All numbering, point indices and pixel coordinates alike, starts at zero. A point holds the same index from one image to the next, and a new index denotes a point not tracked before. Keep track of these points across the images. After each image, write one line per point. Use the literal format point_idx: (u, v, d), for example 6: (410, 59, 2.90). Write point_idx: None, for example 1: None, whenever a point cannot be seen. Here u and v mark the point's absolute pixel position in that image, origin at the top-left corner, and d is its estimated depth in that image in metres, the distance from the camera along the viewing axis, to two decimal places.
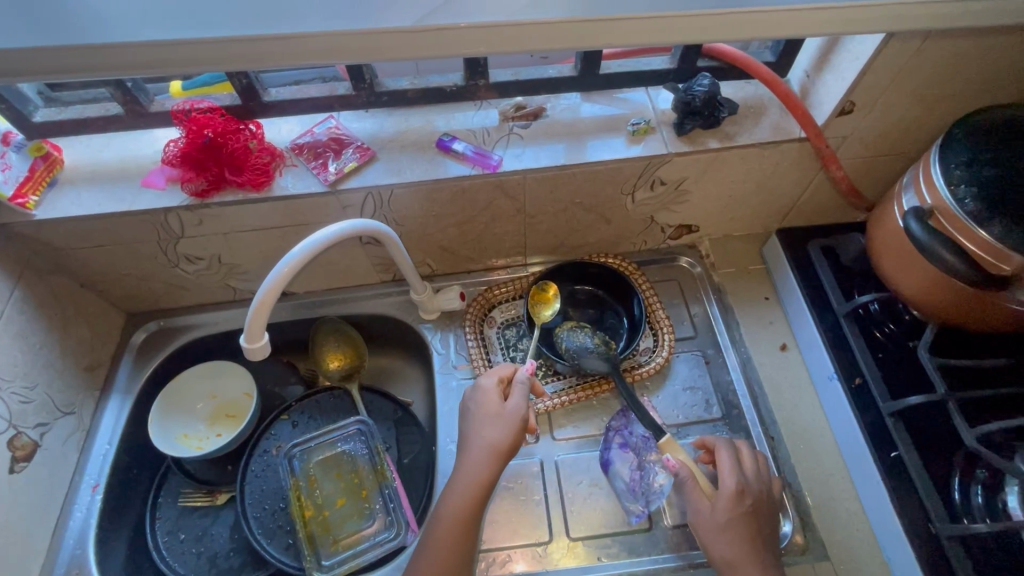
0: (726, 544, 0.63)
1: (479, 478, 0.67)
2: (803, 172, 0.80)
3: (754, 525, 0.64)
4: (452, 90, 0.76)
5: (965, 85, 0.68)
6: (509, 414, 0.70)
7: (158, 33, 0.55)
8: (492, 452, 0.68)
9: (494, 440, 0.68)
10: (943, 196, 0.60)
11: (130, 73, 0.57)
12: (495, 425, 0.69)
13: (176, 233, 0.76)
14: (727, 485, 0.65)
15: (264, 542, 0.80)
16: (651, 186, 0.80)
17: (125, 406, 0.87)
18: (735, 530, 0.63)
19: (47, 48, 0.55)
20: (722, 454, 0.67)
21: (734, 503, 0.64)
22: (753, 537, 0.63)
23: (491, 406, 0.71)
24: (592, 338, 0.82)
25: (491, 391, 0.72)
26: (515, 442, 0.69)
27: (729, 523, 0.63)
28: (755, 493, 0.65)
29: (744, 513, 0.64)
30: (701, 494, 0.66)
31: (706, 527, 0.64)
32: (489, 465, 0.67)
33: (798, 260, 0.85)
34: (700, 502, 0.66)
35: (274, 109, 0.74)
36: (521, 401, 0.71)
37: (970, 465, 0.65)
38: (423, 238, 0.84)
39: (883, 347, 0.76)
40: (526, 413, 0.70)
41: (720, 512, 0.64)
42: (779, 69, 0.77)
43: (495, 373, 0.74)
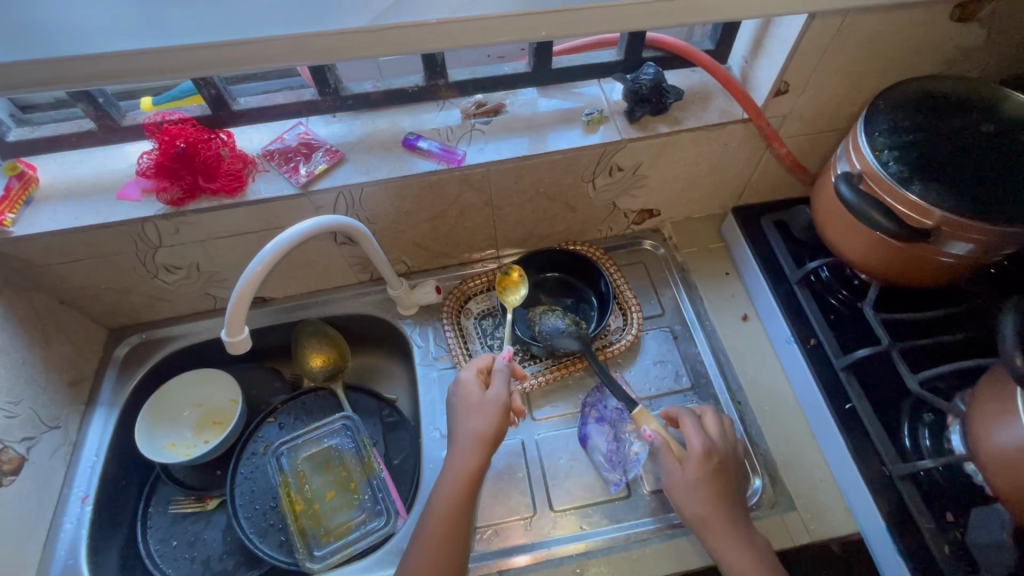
0: (696, 502, 0.66)
1: (467, 472, 0.68)
2: (750, 151, 0.86)
3: (722, 483, 0.67)
4: (413, 91, 0.82)
5: (885, 61, 0.75)
6: (491, 402, 0.72)
7: (127, 46, 0.58)
8: (478, 441, 0.70)
9: (479, 429, 0.70)
10: (869, 161, 0.65)
11: (100, 84, 0.60)
12: (479, 413, 0.72)
13: (154, 242, 0.79)
14: (694, 447, 0.67)
15: (257, 541, 0.81)
16: (610, 172, 0.85)
17: (110, 418, 0.88)
18: (705, 489, 0.66)
19: (18, 65, 0.57)
20: (687, 419, 0.70)
21: (702, 463, 0.67)
22: (723, 495, 0.66)
23: (474, 396, 0.73)
24: (564, 319, 0.86)
25: (473, 382, 0.74)
26: (499, 429, 0.72)
27: (698, 482, 0.66)
28: (721, 452, 0.68)
29: (711, 472, 0.67)
30: (672, 458, 0.69)
31: (677, 489, 0.67)
32: (476, 454, 0.69)
33: (753, 235, 0.91)
34: (672, 466, 0.68)
35: (244, 118, 0.78)
36: (502, 389, 0.73)
37: (917, 410, 0.70)
38: (396, 235, 0.88)
39: (834, 309, 0.81)
40: (507, 399, 0.73)
41: (690, 473, 0.67)
42: (718, 56, 0.83)
43: (474, 365, 0.76)
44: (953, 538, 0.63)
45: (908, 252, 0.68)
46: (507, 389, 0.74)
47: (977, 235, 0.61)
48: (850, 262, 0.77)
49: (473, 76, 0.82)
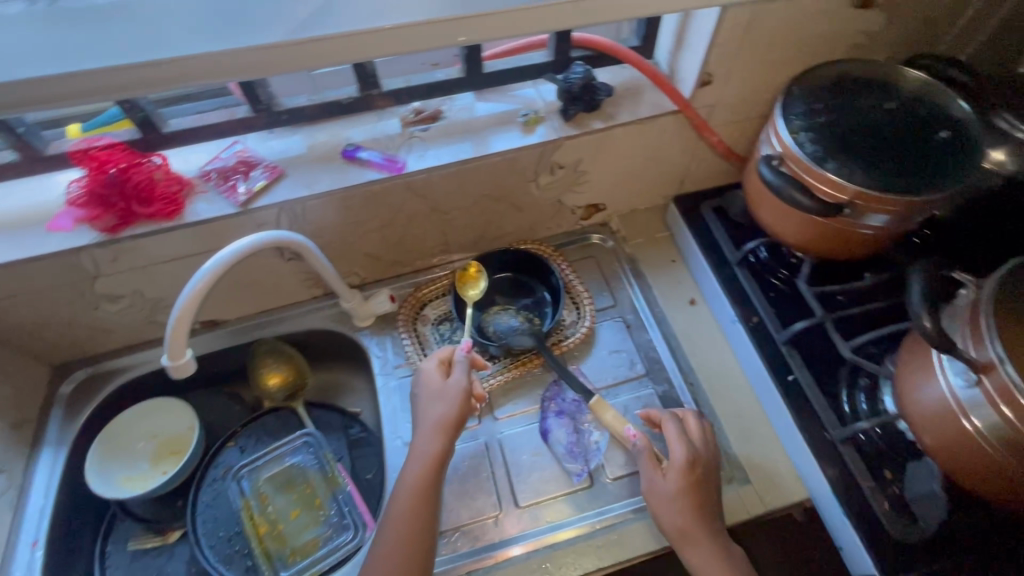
0: (672, 509, 0.66)
1: (431, 459, 0.70)
2: (684, 141, 0.89)
3: (702, 490, 0.67)
4: (348, 103, 0.82)
5: (798, 48, 0.79)
6: (451, 390, 0.75)
7: (41, 73, 0.57)
8: (440, 429, 0.72)
9: (439, 417, 0.73)
10: (787, 143, 0.69)
11: (16, 112, 0.58)
12: (439, 401, 0.74)
13: (91, 272, 0.76)
14: (678, 456, 0.68)
15: (222, 569, 0.79)
16: (551, 171, 0.87)
17: (59, 458, 0.84)
18: (684, 497, 0.66)
19: None
20: (670, 428, 0.71)
21: (685, 472, 0.68)
22: (703, 505, 0.67)
23: (434, 385, 0.76)
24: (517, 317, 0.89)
25: (434, 373, 0.77)
26: (462, 415, 0.74)
27: (680, 492, 0.67)
28: (704, 460, 0.69)
29: (693, 481, 0.67)
30: (653, 467, 0.69)
31: (659, 499, 0.67)
32: (438, 441, 0.72)
33: (694, 222, 0.94)
34: (655, 474, 0.69)
35: (176, 139, 0.78)
36: (462, 376, 0.76)
37: (853, 376, 0.75)
38: (345, 247, 0.88)
39: (774, 286, 0.85)
40: (467, 385, 0.75)
41: (672, 482, 0.67)
42: (645, 52, 0.86)
43: (435, 356, 0.79)
44: (892, 494, 0.68)
45: (833, 227, 0.72)
46: (467, 377, 0.77)
47: (890, 205, 0.65)
48: (785, 241, 0.81)
49: (407, 84, 0.84)
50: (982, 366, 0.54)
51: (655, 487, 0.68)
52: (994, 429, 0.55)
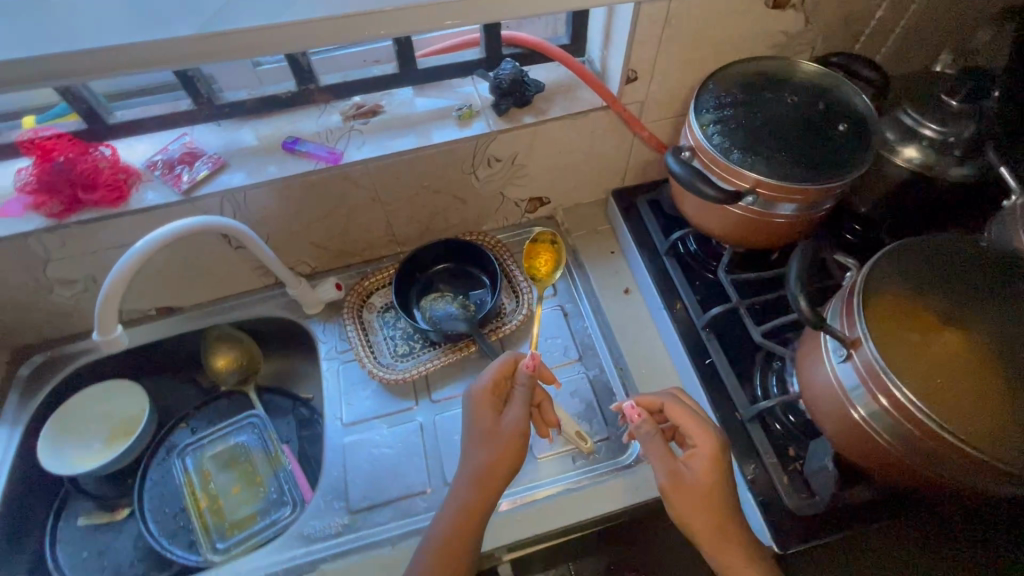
0: (700, 506, 0.62)
1: (479, 486, 0.68)
2: (617, 136, 0.93)
3: (724, 481, 0.64)
4: (287, 97, 0.86)
5: (717, 47, 0.83)
6: (507, 429, 0.71)
7: None
8: (491, 469, 0.68)
9: (491, 457, 0.69)
10: (696, 135, 0.72)
11: None
12: (494, 442, 0.70)
13: (42, 256, 0.80)
14: (702, 444, 0.64)
15: (165, 543, 0.83)
16: (489, 164, 0.90)
17: (14, 437, 0.88)
18: (710, 494, 0.62)
19: None
20: (684, 411, 0.66)
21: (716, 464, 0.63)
22: (731, 501, 0.63)
23: (487, 422, 0.71)
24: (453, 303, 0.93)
25: (487, 400, 0.72)
26: (517, 458, 0.70)
27: (705, 484, 0.63)
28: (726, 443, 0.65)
29: (716, 469, 0.63)
30: (669, 456, 0.65)
31: (684, 493, 0.63)
32: (490, 482, 0.68)
33: (631, 214, 0.98)
34: (677, 466, 0.65)
35: (122, 130, 0.81)
36: (519, 413, 0.72)
37: (766, 359, 0.78)
38: (291, 237, 0.91)
39: (700, 275, 0.88)
40: (525, 425, 0.71)
41: (703, 477, 0.63)
42: (576, 50, 0.90)
43: (492, 371, 0.74)
44: (793, 470, 0.71)
45: (743, 216, 0.75)
46: (523, 413, 0.72)
47: (789, 193, 0.69)
48: (709, 232, 0.84)
49: (344, 80, 0.87)
50: (852, 343, 0.59)
51: (681, 487, 0.63)
52: (880, 419, 0.58)
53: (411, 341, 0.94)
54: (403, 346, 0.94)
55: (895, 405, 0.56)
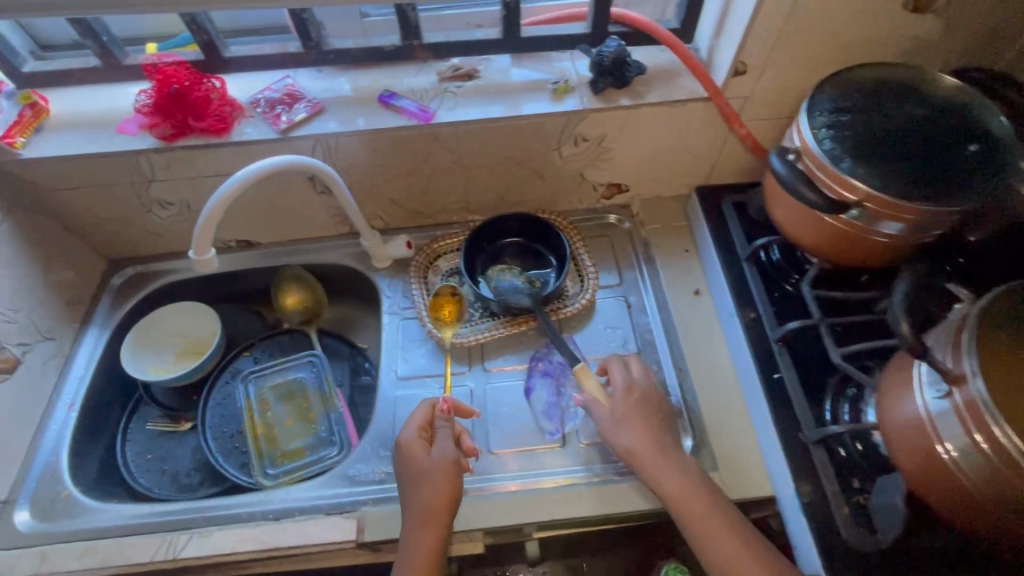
0: (629, 436, 0.73)
1: (430, 526, 0.69)
2: (712, 130, 0.89)
3: (650, 419, 0.75)
4: (390, 50, 0.87)
5: (839, 47, 0.77)
6: (441, 465, 0.73)
7: None
8: (432, 507, 0.70)
9: (428, 497, 0.70)
10: (806, 138, 0.69)
11: None
12: (427, 482, 0.71)
13: (148, 176, 0.86)
14: (620, 382, 0.78)
15: (221, 460, 0.89)
16: (575, 142, 0.89)
17: (101, 338, 0.96)
18: (636, 424, 0.74)
19: None
20: (612, 364, 0.80)
21: (626, 399, 0.76)
22: (658, 437, 0.73)
23: (422, 462, 0.73)
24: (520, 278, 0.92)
25: (417, 444, 0.74)
26: (455, 488, 0.72)
27: (624, 417, 0.75)
28: (648, 387, 0.78)
29: (637, 404, 0.76)
30: (602, 398, 0.78)
31: (611, 425, 0.75)
32: (434, 522, 0.69)
33: (713, 213, 0.94)
34: (601, 409, 0.77)
35: (234, 65, 0.85)
36: (446, 447, 0.75)
37: (842, 384, 0.74)
38: (371, 189, 0.94)
39: (780, 286, 0.84)
40: (454, 457, 0.74)
41: (618, 411, 0.75)
42: (684, 36, 0.86)
43: (413, 424, 0.76)
44: (856, 502, 0.67)
45: (841, 230, 0.71)
46: (451, 447, 0.75)
47: (900, 211, 0.64)
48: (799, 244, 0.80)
49: (447, 40, 0.88)
50: (954, 377, 0.54)
51: (608, 418, 0.75)
52: (970, 459, 0.54)
53: (472, 308, 0.94)
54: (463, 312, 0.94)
55: (992, 446, 0.52)
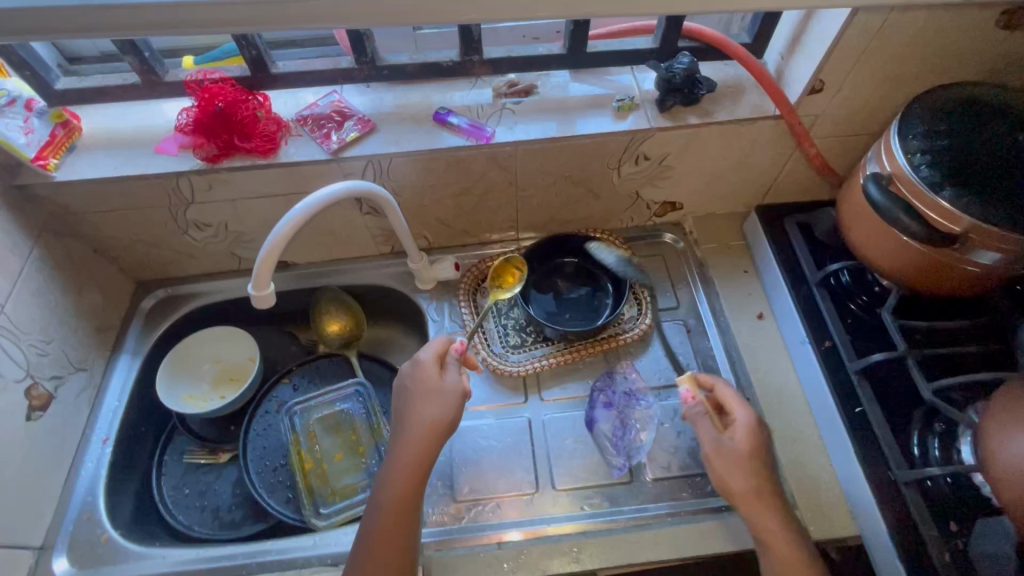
0: (744, 472, 0.65)
1: (421, 442, 0.68)
2: (779, 148, 0.85)
3: (766, 460, 0.66)
4: (448, 66, 0.82)
5: (923, 65, 0.74)
6: (448, 393, 0.71)
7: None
8: (427, 425, 0.69)
9: (426, 416, 0.69)
10: (899, 163, 0.65)
11: (149, 32, 0.62)
12: (431, 403, 0.70)
13: (187, 198, 0.81)
14: (742, 417, 0.67)
15: (265, 495, 0.84)
16: (636, 161, 0.85)
17: (133, 366, 0.91)
18: (753, 459, 0.65)
19: (81, 9, 0.60)
20: (724, 390, 0.71)
21: (750, 433, 0.67)
22: (768, 471, 0.65)
23: (431, 384, 0.71)
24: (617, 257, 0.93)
25: (431, 368, 0.72)
26: (454, 419, 0.70)
27: (744, 454, 0.66)
28: (766, 426, 0.68)
29: (757, 444, 0.66)
30: (716, 425, 0.68)
31: (723, 458, 0.66)
32: (426, 442, 0.68)
33: (774, 233, 0.91)
34: (721, 439, 0.67)
35: (282, 81, 0.79)
36: (457, 377, 0.73)
37: (931, 419, 0.70)
38: (420, 209, 0.89)
39: (852, 313, 0.81)
40: (463, 391, 0.71)
41: (738, 443, 0.66)
42: (754, 51, 0.82)
43: (432, 348, 0.74)
44: (954, 547, 0.64)
45: (931, 257, 0.68)
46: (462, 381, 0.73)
47: (1008, 244, 0.61)
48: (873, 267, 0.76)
49: (508, 54, 0.82)
50: None
51: (717, 448, 0.67)
52: None
53: (523, 333, 0.91)
54: (515, 338, 0.91)
55: None
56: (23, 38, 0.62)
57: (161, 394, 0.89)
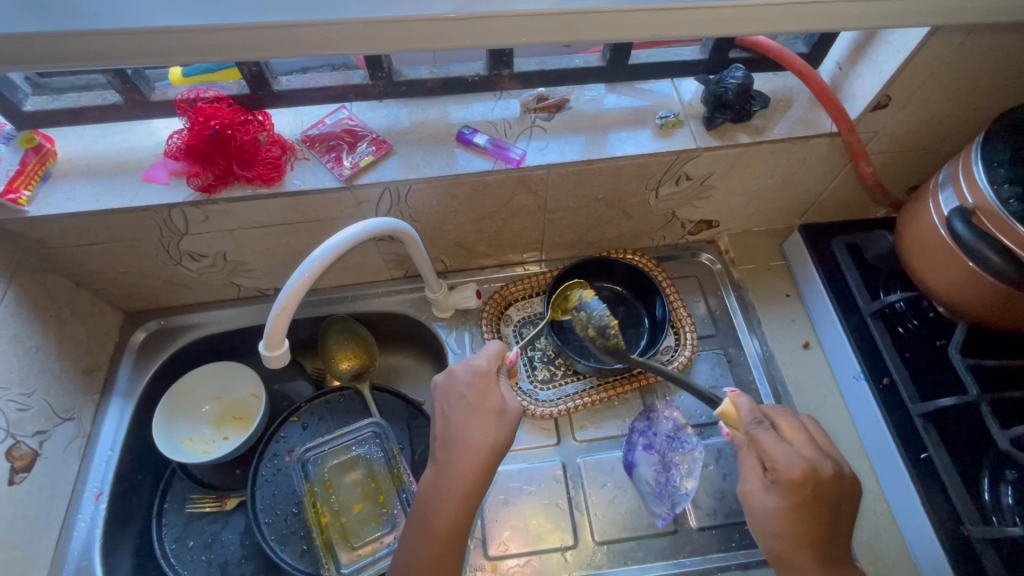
0: (777, 526, 0.56)
1: (478, 461, 0.61)
2: (830, 166, 0.78)
3: (813, 514, 0.56)
4: (473, 80, 0.74)
5: (993, 80, 0.68)
6: (505, 412, 0.64)
7: (193, 20, 0.55)
8: (486, 446, 0.62)
9: (485, 437, 0.62)
10: (986, 195, 0.60)
11: (155, 60, 0.57)
12: (484, 421, 0.63)
13: (180, 230, 0.72)
14: (782, 471, 0.57)
15: (278, 549, 0.76)
16: (676, 182, 0.78)
17: (127, 410, 0.82)
18: (791, 516, 0.56)
19: (82, 35, 0.54)
20: (766, 437, 0.60)
21: (793, 490, 0.56)
22: (819, 529, 0.56)
23: (488, 400, 0.64)
24: (594, 324, 0.73)
25: (490, 380, 0.66)
26: (508, 443, 0.63)
27: (777, 510, 0.57)
28: (818, 473, 0.56)
29: (800, 502, 0.56)
30: (754, 474, 0.59)
31: (756, 510, 0.58)
32: (482, 465, 0.61)
33: (821, 255, 0.84)
34: (753, 486, 0.59)
35: (285, 99, 0.71)
36: (514, 398, 0.66)
37: (999, 466, 0.66)
38: (438, 234, 0.81)
39: (909, 345, 0.76)
40: (521, 414, 0.65)
41: (773, 498, 0.57)
42: (811, 61, 0.75)
43: (487, 357, 0.68)
44: None
45: (1005, 292, 0.61)
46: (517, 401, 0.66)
47: None
48: (933, 294, 0.70)
49: (539, 66, 0.74)
50: None
51: (754, 493, 0.59)
52: None
53: (552, 365, 0.85)
54: (543, 372, 0.84)
55: None
56: (28, 68, 0.57)
57: (156, 438, 0.80)
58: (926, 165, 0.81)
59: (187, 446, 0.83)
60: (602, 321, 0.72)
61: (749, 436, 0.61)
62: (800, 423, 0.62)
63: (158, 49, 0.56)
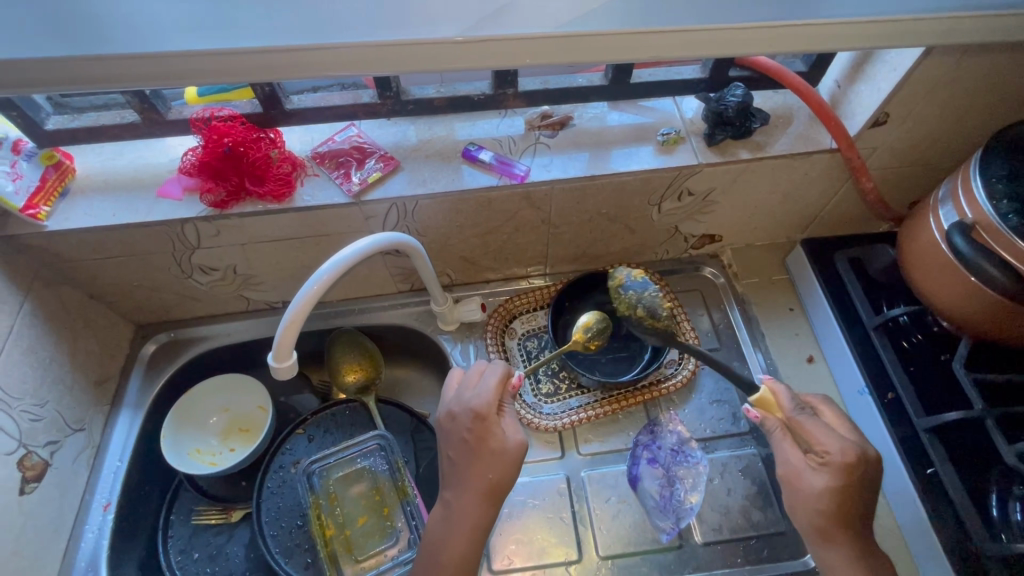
0: (825, 500, 0.58)
1: (482, 495, 0.63)
2: (832, 181, 0.79)
3: (857, 497, 0.58)
4: (479, 99, 0.76)
5: (990, 98, 0.69)
6: (507, 450, 0.64)
7: (213, 44, 0.57)
8: (486, 485, 0.63)
9: (484, 479, 0.63)
10: (985, 211, 0.61)
11: (173, 81, 0.59)
12: (492, 462, 0.63)
13: (192, 244, 0.74)
14: (834, 454, 0.59)
15: (282, 561, 0.77)
16: (678, 197, 0.79)
17: (136, 420, 0.83)
18: (839, 497, 0.58)
19: (102, 58, 0.57)
20: (810, 422, 0.62)
21: (844, 473, 0.58)
22: (856, 511, 0.58)
23: (489, 438, 0.64)
24: (644, 305, 0.71)
25: (490, 421, 0.64)
26: (510, 480, 0.64)
27: (826, 490, 0.58)
28: (865, 458, 0.59)
29: (847, 484, 0.58)
30: (797, 455, 0.61)
31: (801, 491, 0.59)
32: (483, 504, 0.63)
33: (823, 270, 0.85)
34: (800, 466, 0.60)
35: (296, 117, 0.73)
36: (518, 430, 0.65)
37: (1006, 481, 0.66)
38: (444, 248, 0.82)
39: (914, 359, 0.76)
40: (525, 446, 0.64)
41: (819, 479, 0.59)
42: (811, 79, 0.76)
43: (487, 391, 0.66)
44: None
45: (1002, 304, 0.62)
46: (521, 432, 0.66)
47: None
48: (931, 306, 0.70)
49: (544, 85, 0.75)
50: None
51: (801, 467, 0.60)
52: None
53: (556, 379, 0.85)
54: (548, 385, 0.85)
55: None
56: (50, 90, 0.59)
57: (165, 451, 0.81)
58: (926, 179, 0.81)
59: (196, 456, 0.84)
60: (653, 304, 0.71)
61: (791, 424, 0.63)
62: (842, 413, 0.65)
63: (178, 72, 0.59)
